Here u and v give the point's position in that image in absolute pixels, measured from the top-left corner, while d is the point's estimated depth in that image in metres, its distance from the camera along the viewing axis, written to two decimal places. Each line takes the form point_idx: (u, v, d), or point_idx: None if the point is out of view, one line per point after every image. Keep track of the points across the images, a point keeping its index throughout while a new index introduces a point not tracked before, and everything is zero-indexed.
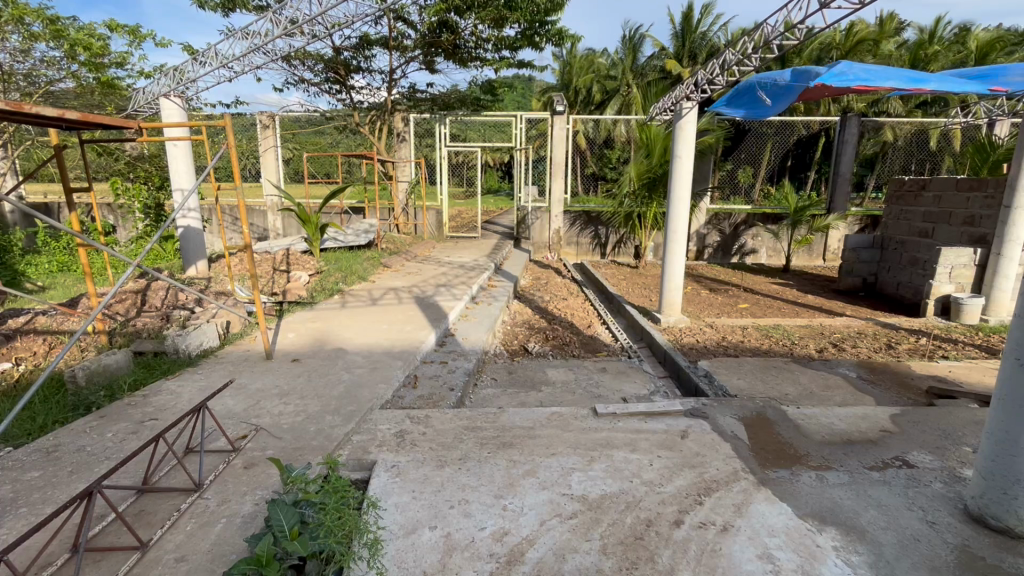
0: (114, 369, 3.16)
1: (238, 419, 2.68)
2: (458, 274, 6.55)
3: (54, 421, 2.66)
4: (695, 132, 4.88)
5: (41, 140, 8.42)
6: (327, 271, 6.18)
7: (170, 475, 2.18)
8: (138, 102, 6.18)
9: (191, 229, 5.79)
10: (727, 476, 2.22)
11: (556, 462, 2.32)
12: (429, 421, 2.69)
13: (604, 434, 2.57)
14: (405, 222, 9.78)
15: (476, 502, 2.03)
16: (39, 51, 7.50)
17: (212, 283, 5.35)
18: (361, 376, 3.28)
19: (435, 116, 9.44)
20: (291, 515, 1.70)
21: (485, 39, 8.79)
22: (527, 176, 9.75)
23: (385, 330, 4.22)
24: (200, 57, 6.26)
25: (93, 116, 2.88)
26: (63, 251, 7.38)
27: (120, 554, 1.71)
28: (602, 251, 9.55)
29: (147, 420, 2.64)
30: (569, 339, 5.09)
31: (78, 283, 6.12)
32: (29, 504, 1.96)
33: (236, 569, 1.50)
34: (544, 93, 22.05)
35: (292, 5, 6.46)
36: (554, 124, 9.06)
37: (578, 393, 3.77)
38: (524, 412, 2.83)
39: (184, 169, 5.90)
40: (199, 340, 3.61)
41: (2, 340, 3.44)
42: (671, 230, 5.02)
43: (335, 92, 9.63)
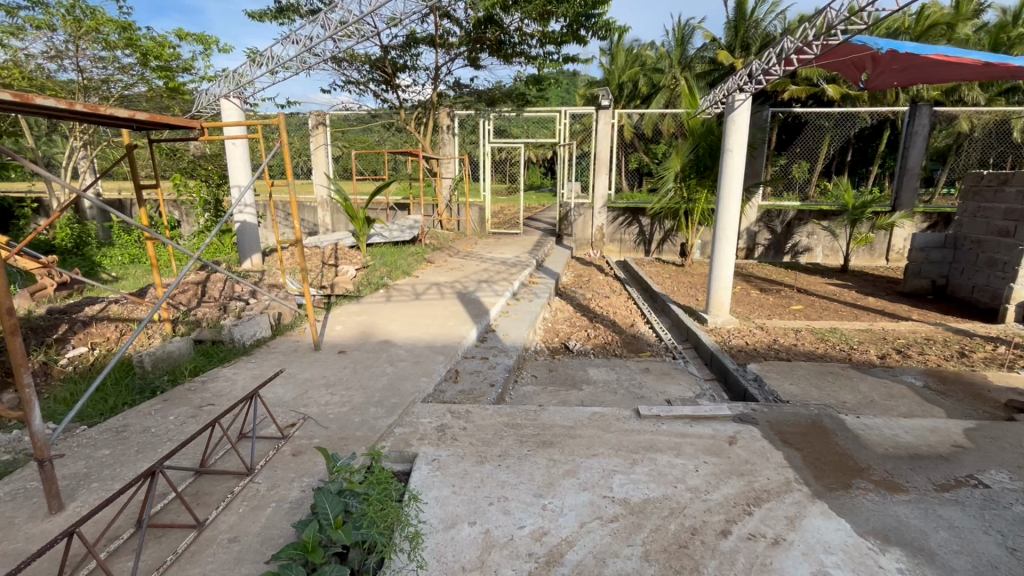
0: (176, 355, 3.35)
1: (287, 408, 2.78)
2: (500, 270, 6.55)
3: (124, 402, 2.85)
4: (748, 126, 4.65)
5: (116, 141, 9.03)
6: (373, 265, 6.34)
7: (225, 459, 2.29)
8: (201, 103, 6.55)
9: (247, 224, 6.08)
10: (779, 487, 2.11)
11: (597, 463, 2.28)
12: (469, 416, 2.71)
13: (647, 437, 2.51)
14: (448, 218, 9.88)
15: (515, 500, 2.01)
16: (114, 59, 7.98)
17: (265, 276, 5.58)
18: (404, 369, 3.34)
19: (480, 112, 9.48)
20: (335, 504, 1.74)
21: (530, 34, 8.78)
22: (571, 172, 9.67)
23: (428, 325, 4.28)
24: (257, 59, 6.53)
25: (161, 117, 3.02)
26: (134, 244, 7.87)
27: (179, 532, 1.81)
28: (647, 248, 9.32)
29: (205, 405, 2.78)
30: (611, 338, 4.98)
31: (146, 275, 6.54)
32: (100, 479, 2.10)
33: (284, 554, 1.56)
34: (589, 87, 21.70)
35: (343, 6, 6.60)
36: (598, 119, 8.92)
37: (621, 394, 3.69)
38: (565, 411, 2.80)
39: (241, 167, 6.19)
40: (253, 330, 3.78)
41: (79, 325, 3.73)
42: (721, 229, 4.82)
43: (381, 91, 9.83)
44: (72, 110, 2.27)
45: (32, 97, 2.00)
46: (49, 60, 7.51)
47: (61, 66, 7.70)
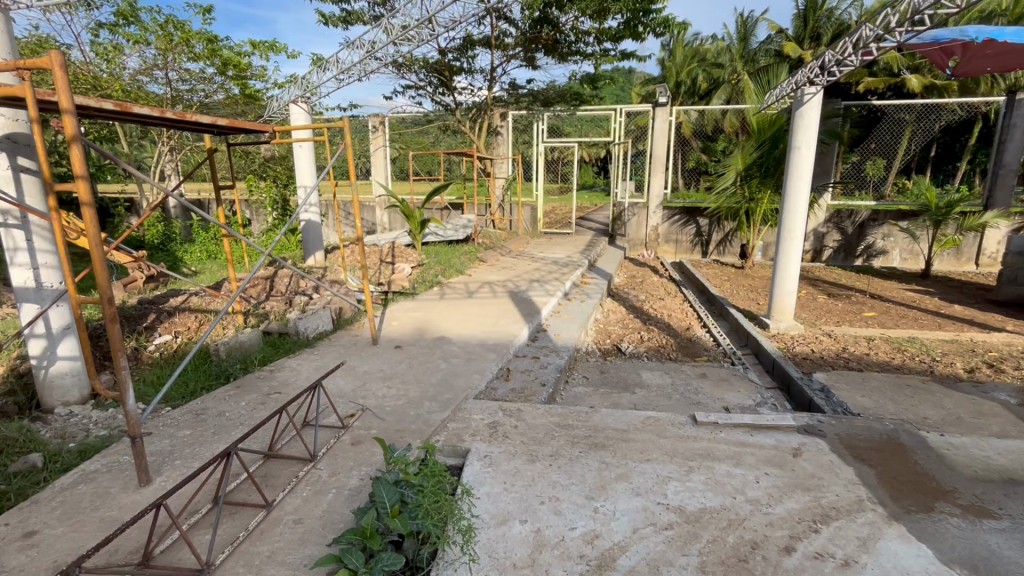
0: (248, 346, 3.57)
1: (347, 399, 2.90)
2: (552, 270, 6.53)
3: (202, 387, 3.09)
4: (818, 120, 4.38)
5: (198, 146, 9.74)
6: (428, 264, 6.50)
7: (290, 444, 2.42)
8: (273, 108, 6.96)
9: (311, 223, 6.39)
10: (849, 505, 1.98)
11: (651, 468, 2.22)
12: (521, 415, 2.72)
13: (703, 444, 2.42)
14: (501, 218, 9.96)
15: (566, 501, 2.00)
16: (197, 70, 8.61)
17: (328, 272, 5.86)
18: (457, 365, 3.40)
19: (534, 112, 9.50)
20: (392, 493, 1.79)
21: (586, 32, 8.71)
22: (625, 171, 9.51)
23: (481, 322, 4.34)
24: (323, 65, 6.86)
25: (239, 123, 3.24)
26: (211, 241, 8.47)
27: (250, 511, 1.93)
28: (704, 249, 8.98)
29: (272, 393, 2.95)
30: (665, 341, 4.85)
31: (221, 269, 7.02)
32: (183, 457, 2.28)
33: (345, 538, 1.63)
34: (645, 84, 21.20)
35: (404, 12, 6.81)
36: (655, 116, 8.72)
37: (676, 399, 3.59)
38: (618, 413, 2.75)
39: (308, 168, 6.52)
40: (316, 324, 3.97)
41: (165, 314, 4.06)
42: (786, 231, 4.57)
43: (438, 94, 10.05)
44: (164, 117, 2.49)
45: (130, 106, 2.21)
46: (142, 73, 8.20)
47: (153, 78, 8.37)
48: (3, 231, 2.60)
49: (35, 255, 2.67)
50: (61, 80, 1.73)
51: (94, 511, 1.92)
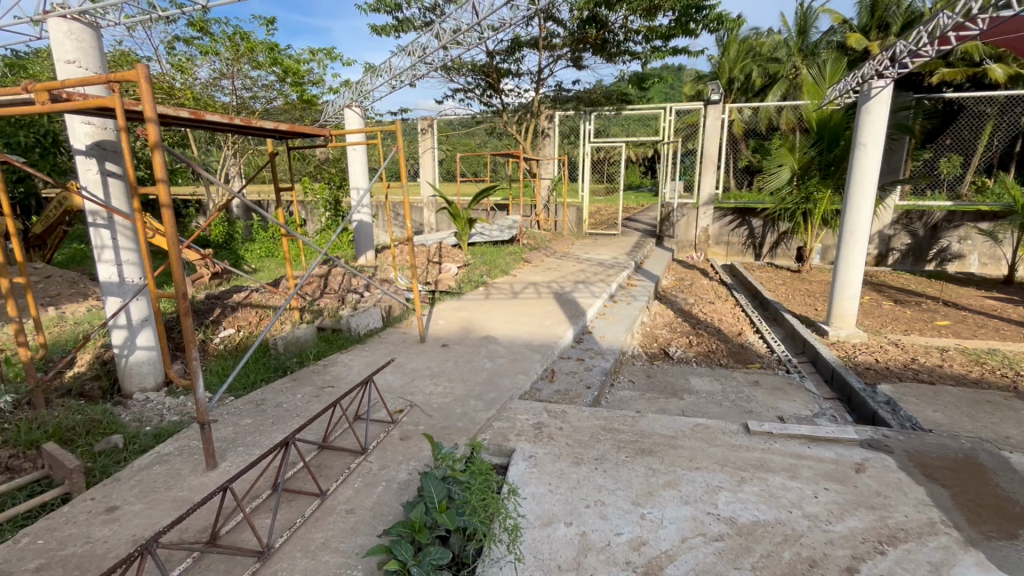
0: (303, 341, 3.74)
1: (396, 395, 2.98)
2: (597, 272, 6.47)
3: (262, 379, 3.26)
4: (887, 116, 4.12)
5: (259, 150, 10.27)
6: (474, 264, 6.58)
7: (343, 436, 2.51)
8: (329, 113, 7.26)
9: (363, 223, 6.61)
10: (920, 527, 1.85)
11: (701, 477, 2.16)
12: (566, 417, 2.71)
13: (757, 454, 2.33)
14: (546, 219, 9.95)
15: (613, 506, 1.98)
16: (260, 78, 9.08)
17: (378, 271, 6.05)
18: (502, 365, 3.43)
19: (581, 113, 9.43)
20: (439, 489, 1.82)
21: (635, 30, 8.58)
22: (674, 170, 9.28)
23: (526, 323, 4.36)
24: (377, 71, 7.09)
25: (299, 128, 3.40)
26: (270, 240, 8.92)
27: (306, 499, 2.02)
28: (757, 251, 8.62)
29: (326, 386, 3.08)
30: (715, 347, 4.69)
31: (279, 267, 7.37)
32: (245, 444, 2.42)
33: (394, 530, 1.68)
34: (696, 81, 20.59)
35: (455, 16, 6.91)
36: (707, 114, 8.47)
37: (726, 406, 3.47)
38: (666, 419, 2.69)
39: (360, 171, 6.76)
40: (367, 321, 4.10)
41: (229, 309, 4.31)
42: (848, 233, 4.32)
43: (486, 96, 10.16)
44: (232, 123, 2.67)
45: (203, 113, 2.38)
46: (211, 82, 8.73)
47: (220, 87, 8.88)
48: (93, 230, 2.85)
49: (119, 252, 2.90)
50: (147, 91, 1.88)
51: (167, 491, 2.06)
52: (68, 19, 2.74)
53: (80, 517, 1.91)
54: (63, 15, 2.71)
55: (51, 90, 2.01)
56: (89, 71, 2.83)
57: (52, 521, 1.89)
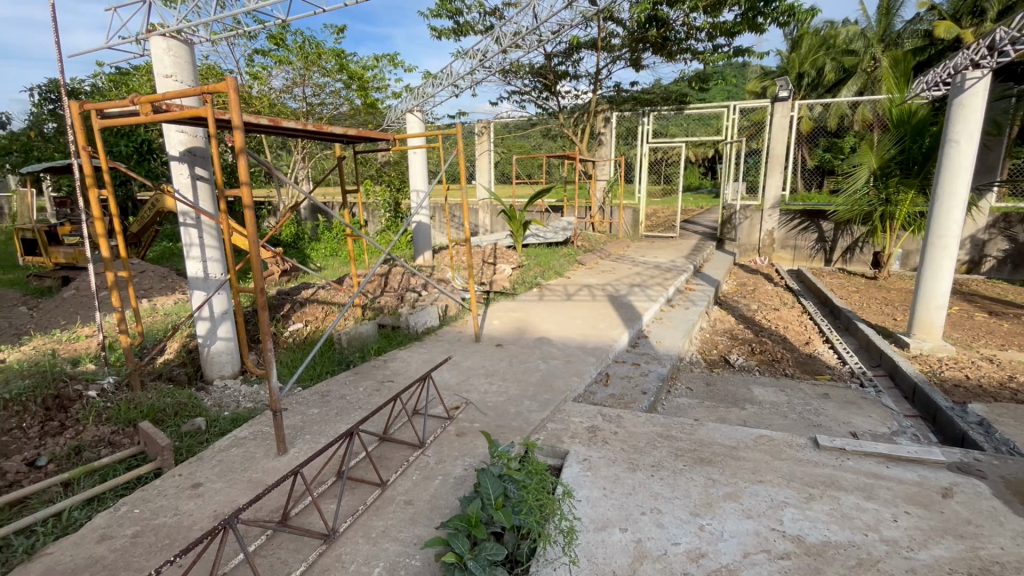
0: (365, 337, 3.90)
1: (452, 392, 3.05)
2: (654, 275, 6.33)
3: (327, 372, 3.44)
4: (984, 109, 3.76)
5: (326, 154, 10.83)
6: (528, 265, 6.61)
7: (402, 430, 2.60)
8: (391, 118, 7.63)
9: (422, 225, 6.82)
10: (1019, 562, 1.68)
11: (765, 491, 2.06)
12: (621, 421, 2.67)
13: (828, 471, 2.20)
14: (601, 221, 9.82)
15: (670, 515, 1.93)
16: (329, 87, 9.58)
17: (436, 271, 6.21)
18: (556, 366, 3.43)
19: (639, 113, 9.25)
20: (496, 486, 1.85)
21: (698, 27, 8.33)
22: (737, 170, 8.91)
23: (581, 325, 4.33)
24: (438, 79, 7.31)
25: (365, 133, 3.58)
26: (334, 240, 9.36)
27: (368, 488, 2.11)
28: (827, 256, 8.10)
29: (386, 381, 3.21)
30: (780, 355, 4.46)
31: (342, 266, 7.72)
32: (312, 432, 2.56)
33: (451, 523, 1.72)
34: (762, 78, 19.68)
35: (515, 20, 6.99)
36: (774, 112, 8.08)
37: (792, 419, 3.29)
38: (727, 428, 2.59)
39: (420, 173, 6.97)
40: (424, 319, 4.22)
41: (298, 304, 4.56)
42: (936, 237, 3.98)
43: (543, 99, 10.21)
44: (305, 129, 2.84)
45: (281, 120, 2.57)
46: (284, 91, 9.29)
47: (292, 95, 9.42)
48: (183, 229, 3.11)
49: (205, 250, 3.15)
50: (234, 102, 2.03)
51: (244, 472, 2.22)
52: (167, 37, 3.01)
53: (169, 491, 2.09)
54: (163, 34, 2.98)
55: (152, 102, 2.21)
56: (183, 84, 3.10)
57: (146, 493, 2.08)
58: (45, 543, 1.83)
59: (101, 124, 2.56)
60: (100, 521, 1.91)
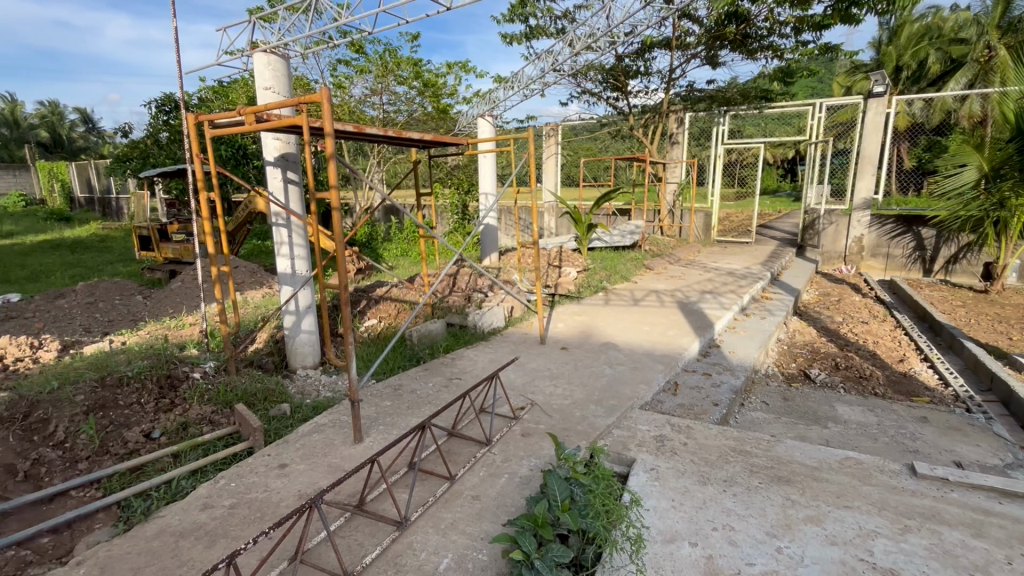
0: (434, 334, 4.03)
1: (518, 392, 3.09)
2: (727, 282, 6.06)
3: (398, 367, 3.59)
4: None
5: (399, 158, 11.31)
6: (594, 269, 6.54)
7: (469, 427, 2.66)
8: (463, 123, 7.85)
9: (489, 227, 6.95)
10: None
11: (852, 517, 1.92)
12: (691, 432, 2.59)
13: (927, 502, 2.01)
14: (670, 224, 9.53)
15: (744, 533, 1.84)
16: (404, 94, 10.01)
17: (502, 272, 6.30)
18: (622, 372, 3.37)
19: (714, 113, 8.90)
20: (563, 488, 1.85)
21: (782, 22, 7.88)
22: (822, 172, 8.34)
23: (648, 332, 4.22)
24: (509, 84, 7.45)
25: (441, 138, 3.72)
26: (405, 241, 9.74)
27: (437, 480, 2.19)
28: (927, 266, 7.36)
29: (453, 378, 3.30)
30: (869, 372, 4.11)
31: (411, 265, 8.02)
32: (385, 424, 2.69)
33: (517, 522, 1.74)
34: (852, 72, 18.25)
35: (588, 22, 6.97)
36: (868, 109, 7.47)
37: (883, 442, 3.03)
38: (809, 447, 2.43)
39: (489, 176, 7.11)
40: (491, 320, 4.30)
41: (372, 301, 4.80)
42: None
43: (613, 100, 10.08)
44: (386, 135, 3.01)
45: (365, 127, 2.74)
46: (363, 99, 9.80)
47: (371, 103, 9.92)
48: (275, 229, 3.37)
49: (293, 248, 3.39)
50: (327, 110, 2.18)
51: (325, 456, 2.37)
52: (268, 53, 3.28)
53: (259, 468, 2.27)
54: (264, 50, 3.25)
55: (255, 113, 2.42)
56: (281, 95, 3.37)
57: (241, 468, 2.28)
58: (158, 507, 2.05)
59: (211, 133, 2.83)
60: (204, 490, 2.12)
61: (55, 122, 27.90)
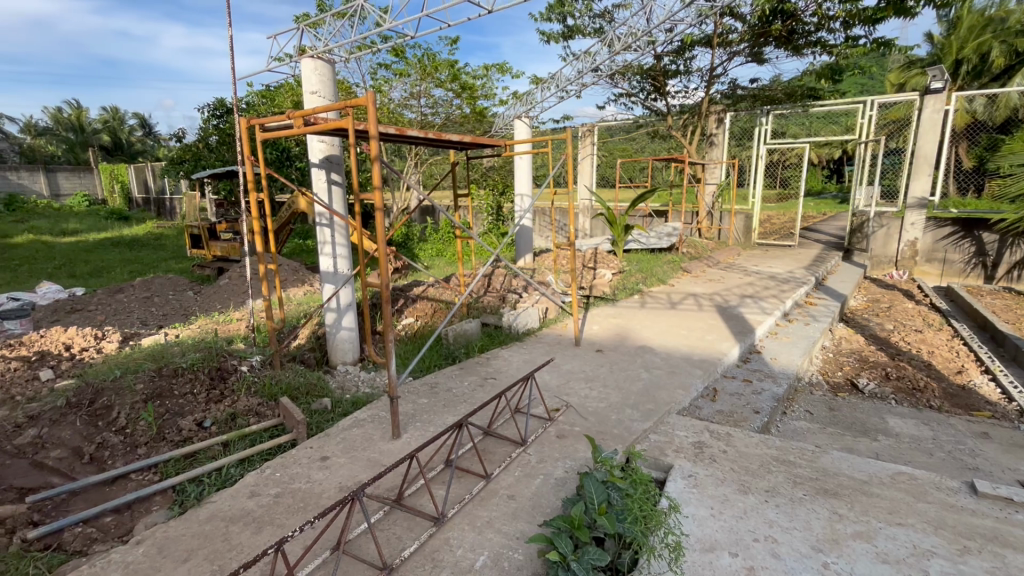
0: (470, 334, 4.07)
1: (553, 393, 3.08)
2: (768, 286, 5.87)
3: (434, 365, 3.65)
4: None
5: (436, 159, 11.48)
6: (629, 271, 6.47)
7: (504, 427, 2.68)
8: (500, 124, 7.91)
9: (524, 229, 6.96)
10: None
11: (904, 535, 1.83)
12: (731, 439, 2.52)
13: (989, 523, 1.89)
14: (709, 227, 9.31)
15: (788, 546, 1.78)
16: (442, 97, 10.15)
17: (536, 273, 6.31)
18: (659, 376, 3.32)
19: (757, 112, 8.64)
20: (600, 491, 1.84)
21: (831, 17, 7.58)
22: (872, 173, 7.98)
23: (686, 336, 4.14)
24: (546, 85, 7.46)
25: (479, 140, 3.77)
26: (441, 241, 9.88)
27: (473, 478, 2.21)
28: (988, 273, 6.96)
29: (488, 378, 3.32)
30: (924, 384, 3.89)
31: (447, 265, 8.13)
32: (422, 421, 2.73)
33: (553, 523, 1.74)
34: (907, 68, 17.40)
35: (627, 22, 6.90)
36: (924, 106, 7.10)
37: (938, 458, 2.87)
38: (857, 460, 2.33)
39: (525, 177, 7.13)
40: (526, 321, 4.31)
41: (410, 300, 4.89)
42: None
43: (651, 100, 9.93)
44: (426, 137, 3.07)
45: (406, 129, 2.80)
46: (402, 102, 10.00)
47: (409, 106, 10.11)
48: (319, 228, 3.48)
49: (336, 247, 3.49)
50: (371, 112, 2.24)
51: (364, 450, 2.43)
52: (315, 58, 3.39)
53: (302, 460, 2.35)
54: (312, 55, 3.37)
55: (303, 116, 2.51)
56: (326, 99, 3.48)
57: (285, 459, 2.36)
58: (209, 493, 2.16)
59: (262, 136, 2.95)
60: (251, 479, 2.21)
61: (116, 127, 29.71)
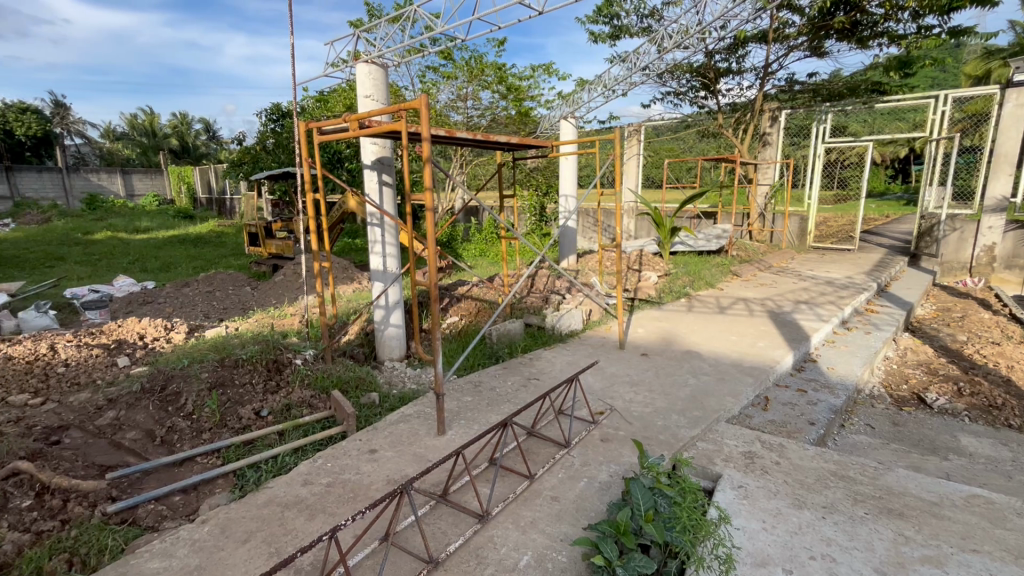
0: (513, 334, 4.09)
1: (597, 396, 3.05)
2: (825, 291, 5.58)
3: (478, 364, 3.68)
4: None
5: (481, 160, 11.60)
6: (676, 274, 6.31)
7: (547, 427, 2.67)
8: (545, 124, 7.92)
9: (568, 229, 6.93)
10: None
11: (980, 563, 1.69)
12: (784, 451, 2.42)
13: None
14: (760, 229, 8.95)
15: (847, 566, 1.69)
16: (488, 98, 10.25)
17: (580, 274, 6.26)
18: (708, 383, 3.22)
19: (815, 109, 8.25)
20: (646, 498, 1.81)
21: (901, 7, 7.13)
22: (944, 172, 7.46)
23: (736, 342, 4.00)
24: (592, 85, 7.39)
25: (525, 141, 3.79)
26: (484, 241, 9.99)
27: (517, 478, 2.22)
28: None
29: (532, 378, 3.33)
30: (1002, 401, 3.59)
31: (490, 265, 8.21)
32: (466, 419, 2.77)
33: (598, 527, 1.72)
34: (986, 58, 16.17)
35: (677, 19, 6.75)
36: (1004, 100, 6.58)
37: (1019, 482, 2.65)
38: (926, 479, 2.19)
39: (570, 178, 7.09)
40: (569, 322, 4.28)
41: (454, 298, 4.96)
42: None
43: (701, 98, 9.66)
44: (475, 138, 3.12)
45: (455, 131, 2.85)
46: (449, 104, 10.17)
47: (456, 108, 10.26)
48: (370, 228, 3.59)
49: (385, 246, 3.59)
50: (425, 116, 2.29)
51: (410, 445, 2.49)
52: (369, 63, 3.50)
53: (352, 452, 2.43)
54: (366, 61, 3.48)
55: (359, 120, 2.59)
56: (379, 103, 3.58)
57: (336, 450, 2.45)
58: (268, 478, 2.27)
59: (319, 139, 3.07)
60: (305, 467, 2.31)
61: (184, 131, 31.69)
